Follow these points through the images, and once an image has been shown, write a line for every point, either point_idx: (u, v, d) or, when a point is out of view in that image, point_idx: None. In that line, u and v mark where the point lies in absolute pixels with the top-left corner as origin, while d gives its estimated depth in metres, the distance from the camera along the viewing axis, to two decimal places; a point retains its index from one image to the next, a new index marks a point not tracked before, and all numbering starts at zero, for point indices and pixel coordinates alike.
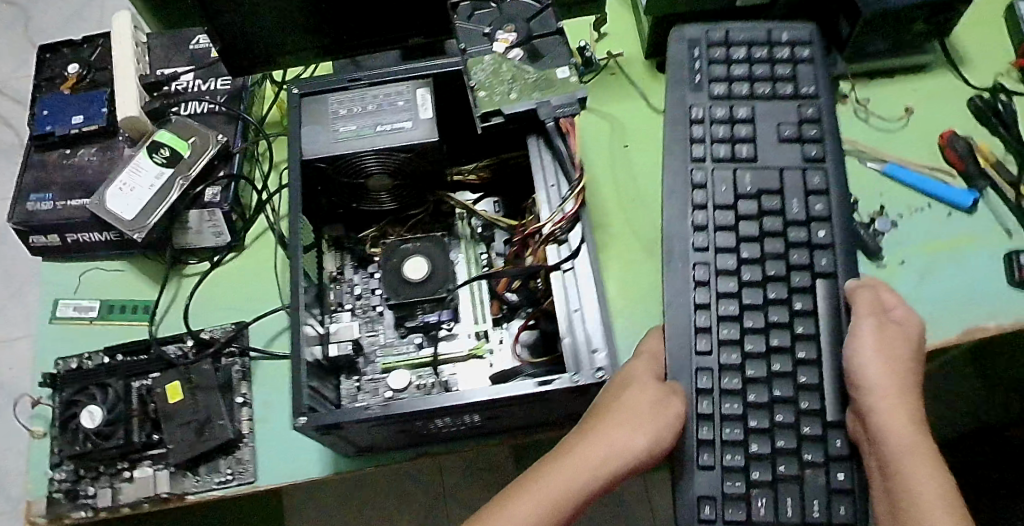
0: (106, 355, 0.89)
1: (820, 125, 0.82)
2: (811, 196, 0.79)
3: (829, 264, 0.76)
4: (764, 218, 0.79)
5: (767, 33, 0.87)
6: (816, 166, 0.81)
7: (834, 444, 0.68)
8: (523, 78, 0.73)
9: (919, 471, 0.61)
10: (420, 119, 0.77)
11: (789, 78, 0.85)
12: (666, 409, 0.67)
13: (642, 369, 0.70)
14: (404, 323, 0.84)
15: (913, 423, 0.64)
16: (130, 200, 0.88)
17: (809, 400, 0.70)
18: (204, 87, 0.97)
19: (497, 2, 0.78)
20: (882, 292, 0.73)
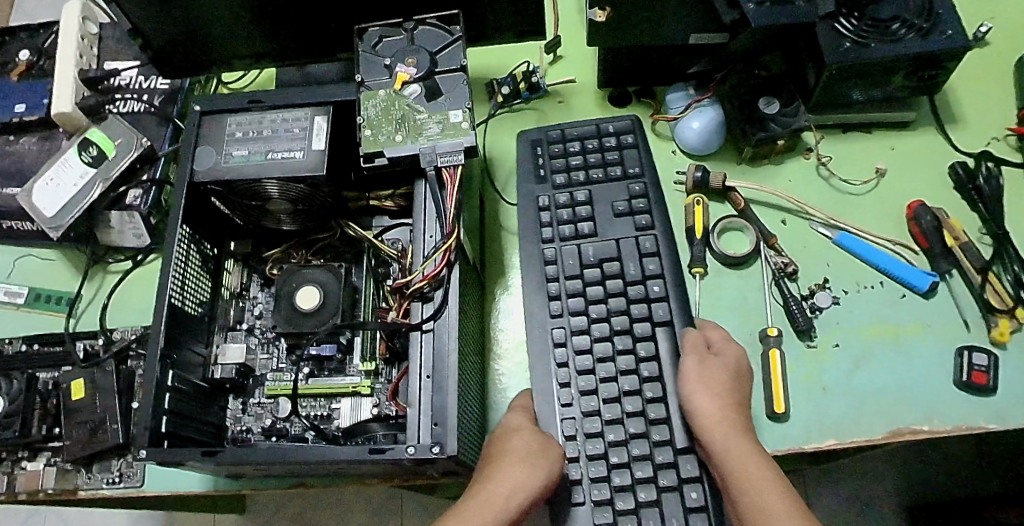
0: (23, 343, 0.92)
1: (648, 198, 0.84)
2: (645, 258, 0.80)
3: (666, 313, 0.78)
4: (608, 283, 0.80)
5: (596, 128, 0.88)
6: (647, 233, 0.82)
7: (684, 468, 0.70)
8: (412, 118, 0.72)
9: (772, 489, 0.63)
10: (312, 149, 0.75)
11: (617, 162, 0.86)
12: (548, 449, 0.70)
13: (518, 418, 0.74)
14: (296, 349, 0.83)
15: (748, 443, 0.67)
16: (54, 197, 0.89)
17: (660, 432, 0.72)
18: (145, 86, 0.97)
19: (406, 32, 0.77)
20: (714, 332, 0.77)
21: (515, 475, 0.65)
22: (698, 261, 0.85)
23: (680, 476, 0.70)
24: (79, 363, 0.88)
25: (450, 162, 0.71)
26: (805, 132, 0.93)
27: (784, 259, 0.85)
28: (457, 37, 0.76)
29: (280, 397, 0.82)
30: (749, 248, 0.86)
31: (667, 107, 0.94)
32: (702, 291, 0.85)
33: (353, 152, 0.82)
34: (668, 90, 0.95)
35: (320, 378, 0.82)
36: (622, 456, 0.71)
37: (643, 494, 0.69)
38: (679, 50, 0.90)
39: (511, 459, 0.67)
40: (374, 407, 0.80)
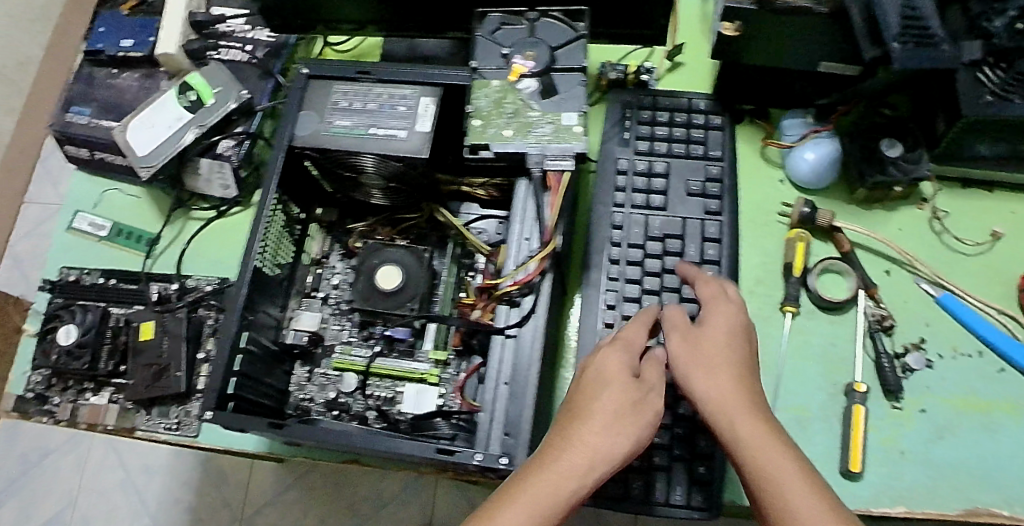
0: (101, 277, 0.93)
1: (723, 184, 0.85)
2: (707, 243, 0.83)
3: None
4: (666, 258, 0.82)
5: (687, 102, 0.90)
6: (715, 219, 0.84)
7: (699, 444, 0.75)
8: (524, 114, 0.69)
9: (791, 479, 0.51)
10: (414, 131, 0.73)
11: (701, 142, 0.87)
12: (649, 400, 0.58)
13: (608, 360, 0.61)
14: (369, 327, 0.83)
15: (759, 420, 0.56)
16: (148, 137, 0.89)
17: (685, 407, 0.76)
18: (250, 36, 0.96)
19: (529, 22, 0.74)
20: (715, 303, 0.67)
21: (603, 434, 0.55)
22: (791, 300, 0.81)
23: (693, 450, 0.75)
24: (152, 305, 0.89)
25: (557, 166, 0.67)
26: (923, 181, 0.87)
27: (883, 312, 0.81)
28: (581, 35, 0.72)
29: (346, 372, 0.81)
30: (848, 295, 0.82)
31: (782, 132, 0.89)
32: (791, 332, 0.82)
33: (454, 138, 0.80)
34: (786, 115, 0.90)
35: (388, 359, 0.81)
36: None
37: (657, 459, 0.74)
38: (803, 75, 0.86)
39: (604, 419, 0.55)
40: (440, 398, 0.78)
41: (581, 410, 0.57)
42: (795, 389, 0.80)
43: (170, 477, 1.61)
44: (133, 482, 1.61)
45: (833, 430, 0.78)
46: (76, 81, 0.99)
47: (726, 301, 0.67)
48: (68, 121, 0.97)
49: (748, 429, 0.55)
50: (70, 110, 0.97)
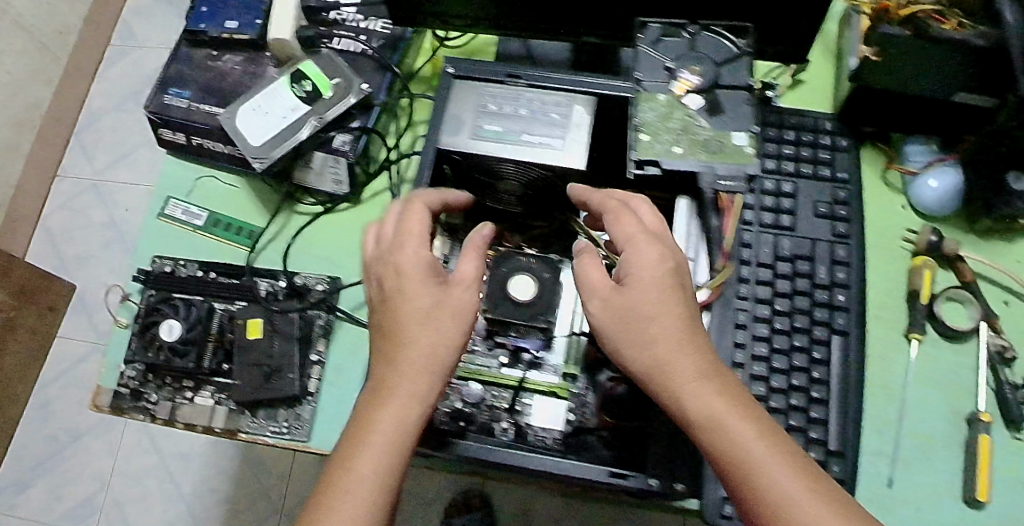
0: (200, 269, 0.89)
1: (851, 207, 0.85)
2: (836, 265, 0.83)
3: (845, 324, 0.81)
4: (797, 280, 0.82)
5: (813, 121, 0.89)
6: (844, 242, 0.84)
7: (832, 468, 0.76)
8: (693, 131, 0.67)
9: (780, 471, 0.47)
10: (572, 142, 0.71)
11: (828, 162, 0.87)
12: (455, 294, 0.54)
13: (414, 264, 0.55)
14: (493, 336, 0.80)
15: (730, 400, 0.50)
16: (260, 127, 0.85)
17: (818, 431, 0.77)
18: (363, 25, 0.92)
19: (690, 35, 0.71)
20: (621, 229, 0.57)
21: (434, 337, 0.52)
22: (917, 327, 0.82)
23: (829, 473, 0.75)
24: (260, 301, 0.86)
25: (728, 187, 0.66)
26: None
27: (1004, 342, 0.82)
28: (744, 52, 0.71)
29: (471, 381, 0.79)
30: (971, 324, 0.82)
31: (905, 158, 0.89)
32: (917, 359, 0.82)
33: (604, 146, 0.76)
34: (907, 140, 0.90)
35: (514, 369, 0.80)
36: None
37: None
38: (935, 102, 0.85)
39: (420, 326, 0.53)
40: (569, 412, 0.78)
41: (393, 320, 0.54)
42: (918, 415, 0.80)
43: (208, 466, 1.58)
44: (169, 468, 1.58)
45: (956, 458, 0.79)
46: (173, 61, 0.94)
47: (694, 251, 0.57)
48: (165, 103, 0.92)
49: (707, 407, 0.50)
50: (167, 91, 0.92)
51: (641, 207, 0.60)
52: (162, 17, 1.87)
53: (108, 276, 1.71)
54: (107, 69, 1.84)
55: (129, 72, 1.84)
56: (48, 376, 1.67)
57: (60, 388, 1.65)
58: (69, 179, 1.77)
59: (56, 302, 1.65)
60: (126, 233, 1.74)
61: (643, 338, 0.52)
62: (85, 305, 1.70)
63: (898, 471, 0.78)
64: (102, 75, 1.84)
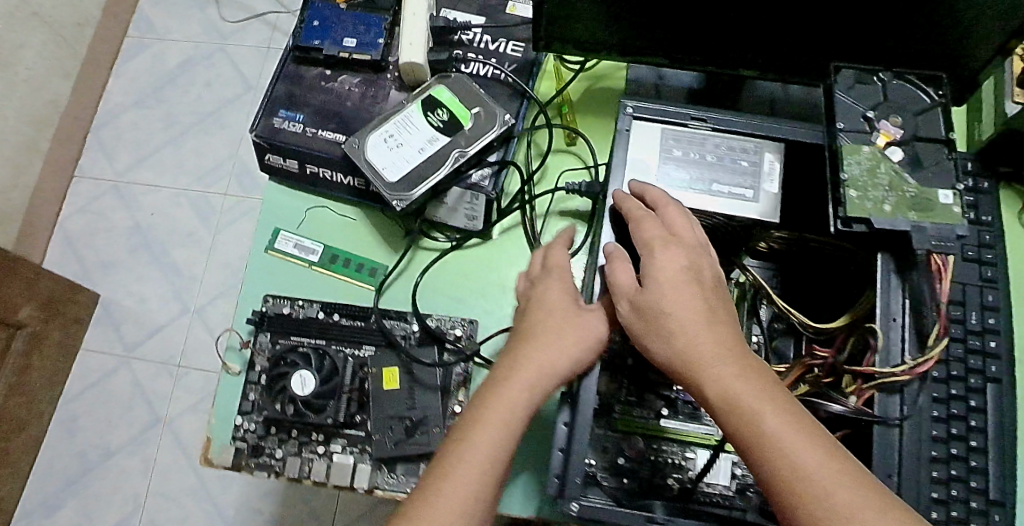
0: (321, 310, 0.83)
1: (996, 251, 0.84)
2: (988, 311, 0.81)
3: (998, 371, 0.79)
4: (951, 326, 0.80)
5: None
6: (992, 287, 0.82)
7: (993, 518, 0.73)
8: (900, 187, 0.65)
9: (790, 437, 0.48)
10: (766, 194, 0.67)
11: (971, 204, 0.86)
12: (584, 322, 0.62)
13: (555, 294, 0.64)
14: (653, 388, 0.78)
15: (772, 396, 0.51)
16: (395, 161, 0.79)
17: (978, 481, 0.74)
18: (492, 48, 0.86)
19: (883, 82, 0.69)
20: (645, 235, 0.61)
21: (558, 352, 0.60)
22: None
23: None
24: (394, 347, 0.80)
25: (943, 249, 0.63)
26: None
27: None
28: (939, 103, 0.68)
29: (632, 433, 0.76)
30: None
31: None
32: None
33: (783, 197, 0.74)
34: None
35: (672, 420, 0.77)
36: (943, 493, 0.71)
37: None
38: None
39: (547, 340, 0.60)
40: (735, 467, 0.75)
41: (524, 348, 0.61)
42: None
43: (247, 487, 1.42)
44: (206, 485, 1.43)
45: None
46: (278, 79, 0.86)
47: (690, 247, 0.60)
48: (275, 127, 0.84)
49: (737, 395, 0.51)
50: (277, 114, 0.85)
51: (669, 210, 0.63)
52: (185, 6, 1.74)
53: (135, 284, 1.57)
54: (121, 65, 1.72)
55: (150, 68, 1.71)
56: (72, 390, 1.51)
57: (89, 400, 1.50)
58: (88, 180, 1.64)
59: (82, 314, 1.51)
60: (154, 237, 1.60)
61: (684, 336, 0.55)
62: (111, 316, 1.55)
63: None
64: (116, 70, 1.71)
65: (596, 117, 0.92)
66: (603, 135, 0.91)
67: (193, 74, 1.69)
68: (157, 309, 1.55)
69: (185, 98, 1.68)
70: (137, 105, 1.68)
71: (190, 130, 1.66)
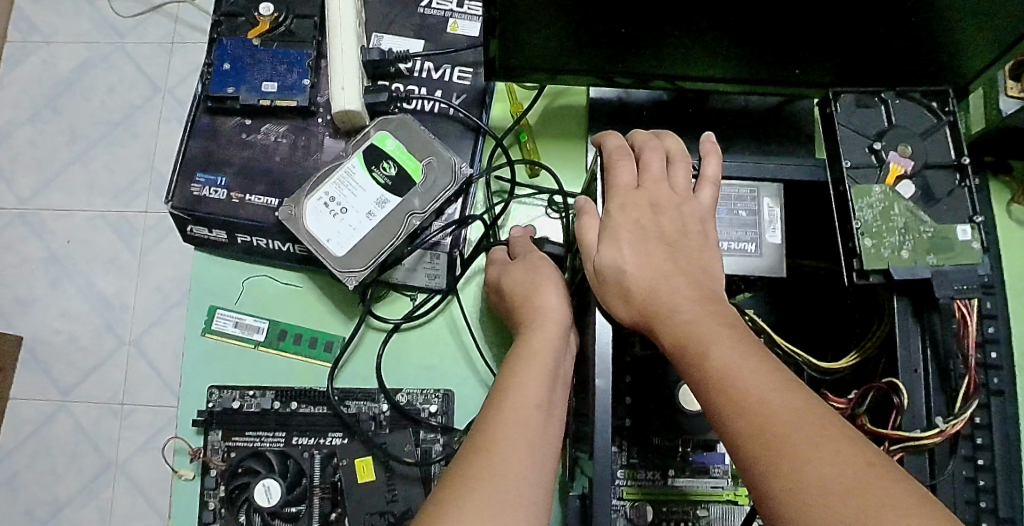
0: (276, 399, 0.73)
1: (991, 256, 0.80)
2: (985, 320, 0.78)
3: (1000, 383, 0.76)
4: None
5: None
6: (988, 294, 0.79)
7: None
8: (916, 228, 0.59)
9: (745, 362, 0.42)
10: (769, 245, 0.62)
11: None
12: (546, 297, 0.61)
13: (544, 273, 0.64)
14: (656, 448, 0.71)
15: (733, 337, 0.44)
16: (341, 230, 0.68)
17: None
18: (436, 77, 0.75)
19: (887, 103, 0.62)
20: (615, 180, 0.60)
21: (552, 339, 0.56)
22: None
23: None
24: (361, 434, 0.71)
25: (966, 294, 0.58)
26: None
27: None
28: (945, 121, 0.62)
29: (642, 502, 0.70)
30: None
31: None
32: None
33: None
34: None
35: (681, 479, 0.70)
36: None
37: None
38: None
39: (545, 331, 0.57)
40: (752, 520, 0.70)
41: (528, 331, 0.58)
42: None
43: None
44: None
45: None
46: (191, 135, 0.74)
47: (666, 195, 0.59)
48: (195, 194, 0.72)
49: (709, 332, 0.45)
50: (195, 178, 0.72)
51: (652, 154, 0.61)
52: None
53: (57, 326, 1.07)
54: None
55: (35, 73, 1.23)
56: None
57: (27, 457, 1.01)
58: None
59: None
60: (78, 271, 1.09)
61: (647, 280, 0.53)
62: None
63: None
64: None
65: (558, 142, 0.82)
66: (572, 163, 0.81)
67: None
68: (89, 344, 1.05)
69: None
70: (33, 119, 1.16)
71: (110, 137, 1.15)
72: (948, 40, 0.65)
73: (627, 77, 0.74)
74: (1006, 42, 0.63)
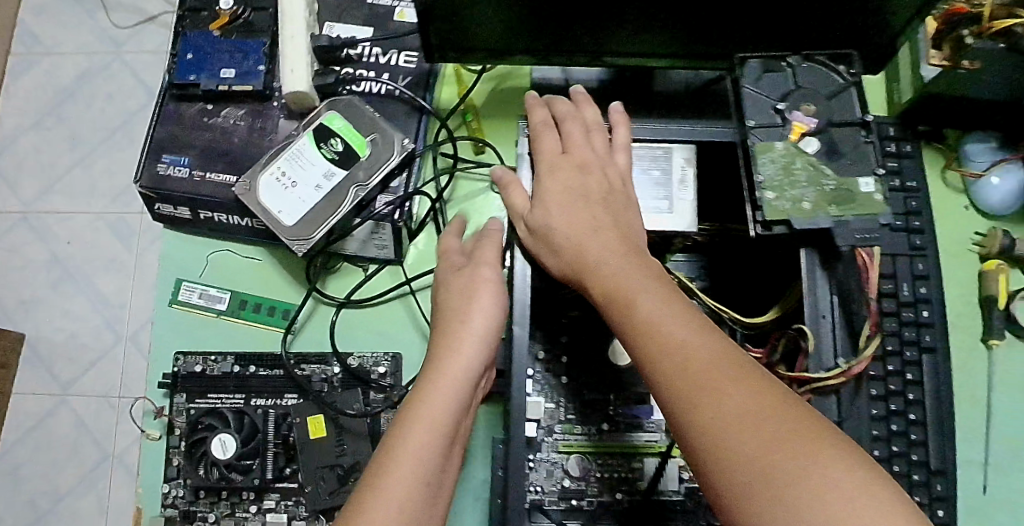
0: (235, 363, 0.78)
1: (925, 219, 0.82)
2: (918, 281, 0.80)
3: (931, 340, 0.79)
4: (883, 301, 0.79)
5: (877, 126, 0.84)
6: (921, 256, 0.81)
7: (936, 488, 0.74)
8: (819, 180, 0.61)
9: (673, 319, 0.44)
10: (680, 202, 0.64)
11: (896, 171, 0.83)
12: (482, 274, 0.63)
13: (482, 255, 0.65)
14: (592, 403, 0.76)
15: (666, 298, 0.46)
16: (292, 202, 0.73)
17: (920, 454, 0.75)
18: (383, 62, 0.80)
19: (792, 67, 0.64)
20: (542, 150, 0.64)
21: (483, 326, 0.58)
22: (996, 333, 0.82)
23: (934, 494, 0.73)
24: (313, 394, 0.76)
25: (867, 242, 0.60)
26: None
27: None
28: (852, 83, 0.64)
29: (578, 454, 0.74)
30: None
31: (967, 159, 0.86)
32: (994, 363, 0.83)
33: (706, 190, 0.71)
34: (966, 138, 0.86)
35: (617, 434, 0.75)
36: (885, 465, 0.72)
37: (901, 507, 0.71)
38: (995, 107, 0.83)
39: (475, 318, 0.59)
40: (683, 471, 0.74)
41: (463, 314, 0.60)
42: (1003, 420, 0.82)
43: None
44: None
45: None
46: (159, 120, 0.80)
47: (590, 162, 0.62)
48: (161, 174, 0.78)
49: (637, 297, 0.47)
50: (161, 160, 0.78)
51: (573, 127, 0.66)
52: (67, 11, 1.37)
53: (61, 322, 1.16)
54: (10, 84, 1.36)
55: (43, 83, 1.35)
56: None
57: (32, 444, 1.08)
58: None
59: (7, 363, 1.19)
60: (79, 269, 1.17)
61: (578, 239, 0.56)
62: None
63: (991, 479, 0.80)
64: None
65: (501, 122, 0.85)
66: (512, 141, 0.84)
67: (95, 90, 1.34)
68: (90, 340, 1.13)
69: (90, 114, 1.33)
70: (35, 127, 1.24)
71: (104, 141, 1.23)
72: (855, 6, 0.68)
73: (562, 56, 0.78)
74: (909, 6, 0.67)
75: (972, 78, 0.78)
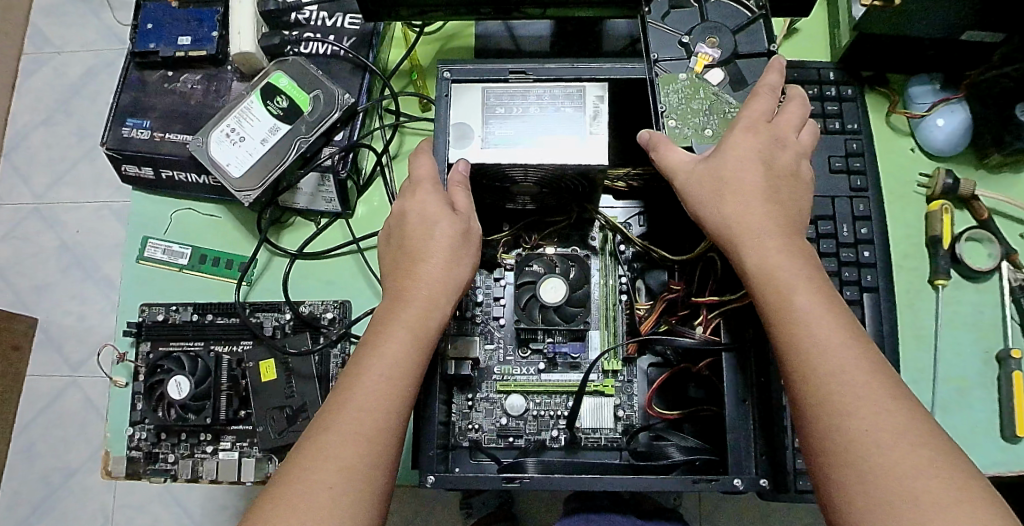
0: (195, 312, 0.83)
1: (865, 159, 0.82)
2: (858, 222, 0.80)
3: (874, 280, 0.79)
4: (822, 241, 0.79)
5: (816, 71, 0.85)
6: (862, 196, 0.81)
7: None
8: (721, 109, 0.65)
9: (798, 284, 0.52)
10: (592, 137, 0.65)
11: (836, 115, 0.83)
12: (441, 225, 0.63)
13: (427, 200, 0.64)
14: (528, 343, 0.77)
15: (796, 272, 0.53)
16: (239, 155, 0.78)
17: None
18: (330, 24, 0.85)
19: (700, 2, 0.68)
20: (751, 111, 0.60)
21: (441, 279, 0.61)
22: (942, 273, 0.82)
23: None
24: (264, 340, 0.80)
25: None
26: None
27: None
28: (759, 14, 0.67)
29: (513, 393, 0.76)
30: (993, 263, 0.82)
31: (910, 101, 0.86)
32: (943, 304, 0.83)
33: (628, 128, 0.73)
34: (909, 81, 0.87)
35: (553, 373, 0.77)
36: None
37: None
38: (935, 45, 0.83)
39: (432, 269, 0.61)
40: (618, 410, 0.76)
41: (421, 265, 0.62)
42: (952, 362, 0.81)
43: (221, 519, 1.20)
44: (172, 490, 1.25)
45: (995, 398, 0.80)
46: (123, 87, 0.86)
47: (770, 127, 0.60)
48: (124, 136, 0.83)
49: (761, 263, 0.54)
50: (124, 123, 0.83)
51: (789, 102, 0.63)
52: (76, 13, 1.47)
53: None
54: (23, 83, 1.46)
55: (55, 81, 1.45)
56: (25, 415, 1.32)
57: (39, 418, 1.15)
58: (7, 207, 1.40)
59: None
60: None
61: (773, 204, 0.57)
62: (50, 339, 1.34)
63: (940, 419, 0.79)
64: (19, 89, 1.45)
65: None
66: None
67: (99, 85, 1.43)
68: None
69: (94, 108, 1.42)
70: None
71: None
72: None
73: (492, 9, 0.78)
74: None
75: (901, 14, 0.79)
